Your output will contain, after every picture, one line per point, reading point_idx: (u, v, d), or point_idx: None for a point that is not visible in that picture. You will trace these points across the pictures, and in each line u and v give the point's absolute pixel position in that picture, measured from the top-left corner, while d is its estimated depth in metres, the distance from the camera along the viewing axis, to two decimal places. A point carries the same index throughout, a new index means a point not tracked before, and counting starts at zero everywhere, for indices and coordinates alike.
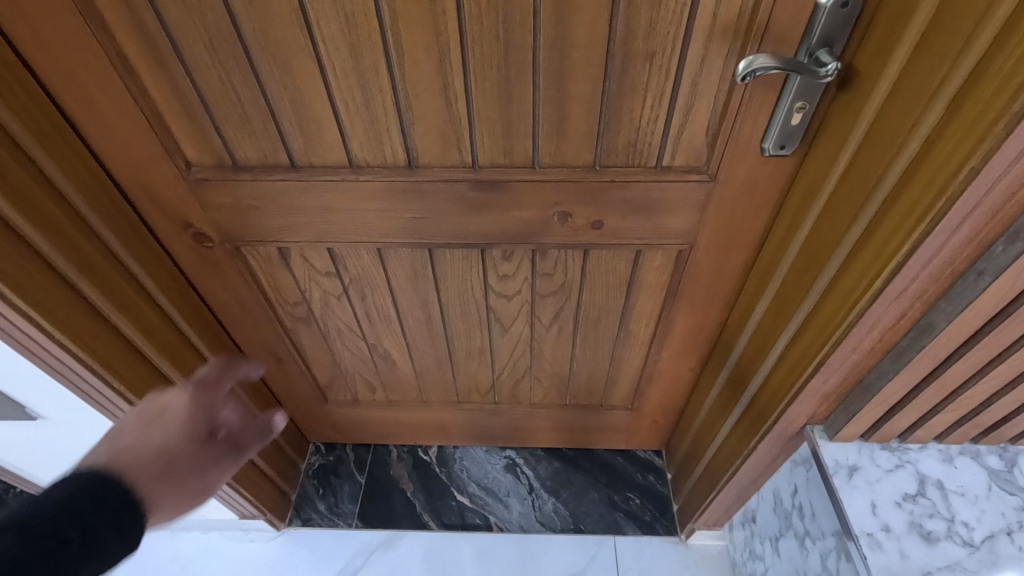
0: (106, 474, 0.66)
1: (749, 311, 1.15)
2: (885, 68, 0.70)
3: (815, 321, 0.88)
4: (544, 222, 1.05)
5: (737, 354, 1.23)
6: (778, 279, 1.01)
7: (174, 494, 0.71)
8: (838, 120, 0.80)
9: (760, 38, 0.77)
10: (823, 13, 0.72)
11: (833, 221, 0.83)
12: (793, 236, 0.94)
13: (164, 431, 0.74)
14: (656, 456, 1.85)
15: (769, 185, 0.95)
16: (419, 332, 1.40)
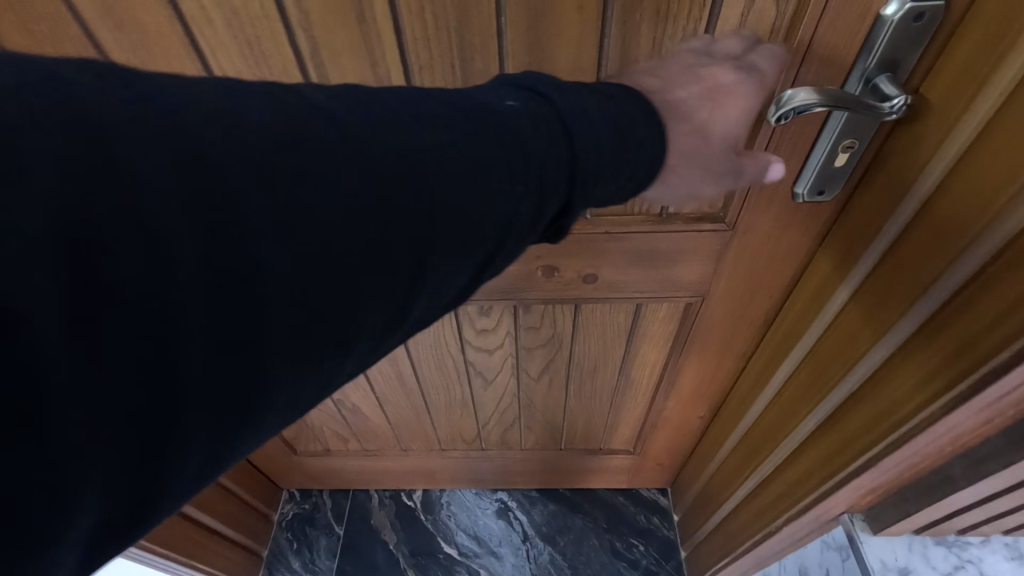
0: (655, 124, 0.50)
1: (772, 367, 0.99)
2: (970, 107, 0.52)
3: (866, 405, 0.72)
4: (526, 276, 0.88)
5: (759, 409, 1.06)
6: (811, 339, 0.85)
7: (687, 185, 0.56)
8: (896, 164, 0.62)
9: (802, 52, 0.58)
10: (888, 30, 0.54)
11: (889, 285, 0.66)
12: (832, 294, 0.77)
13: (724, 110, 0.56)
14: (661, 495, 1.69)
15: (801, 233, 0.78)
16: (389, 386, 1.22)
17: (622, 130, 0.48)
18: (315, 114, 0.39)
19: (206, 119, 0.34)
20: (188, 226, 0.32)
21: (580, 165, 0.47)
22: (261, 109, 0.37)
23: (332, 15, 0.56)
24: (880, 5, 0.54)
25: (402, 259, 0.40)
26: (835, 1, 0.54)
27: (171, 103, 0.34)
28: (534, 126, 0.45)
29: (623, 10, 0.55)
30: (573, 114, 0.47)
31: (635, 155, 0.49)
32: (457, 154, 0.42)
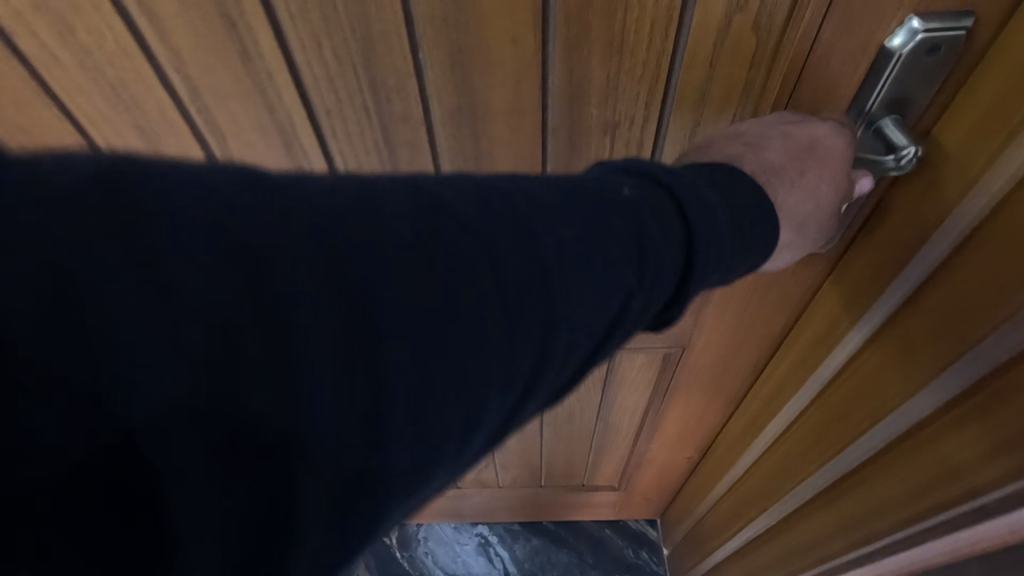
0: (765, 203, 0.41)
1: (760, 422, 0.88)
2: (998, 158, 0.42)
3: (865, 492, 0.62)
4: None
5: (748, 463, 0.96)
6: (800, 403, 0.75)
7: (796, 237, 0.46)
8: (898, 221, 0.51)
9: (789, 87, 0.47)
10: (896, 64, 0.43)
11: (894, 355, 0.55)
12: (822, 359, 0.67)
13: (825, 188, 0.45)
14: (650, 527, 1.60)
15: (792, 288, 0.67)
16: None
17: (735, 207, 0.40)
18: (437, 203, 0.32)
19: (318, 222, 0.28)
20: (304, 316, 0.27)
21: (699, 256, 0.37)
22: (383, 198, 0.31)
23: (206, 51, 0.45)
24: (886, 35, 0.43)
25: (504, 389, 0.32)
26: (829, 29, 0.43)
27: (278, 200, 0.28)
28: (655, 215, 0.36)
29: (566, 42, 0.45)
30: (697, 195, 0.38)
31: (756, 238, 0.40)
32: (577, 251, 0.33)
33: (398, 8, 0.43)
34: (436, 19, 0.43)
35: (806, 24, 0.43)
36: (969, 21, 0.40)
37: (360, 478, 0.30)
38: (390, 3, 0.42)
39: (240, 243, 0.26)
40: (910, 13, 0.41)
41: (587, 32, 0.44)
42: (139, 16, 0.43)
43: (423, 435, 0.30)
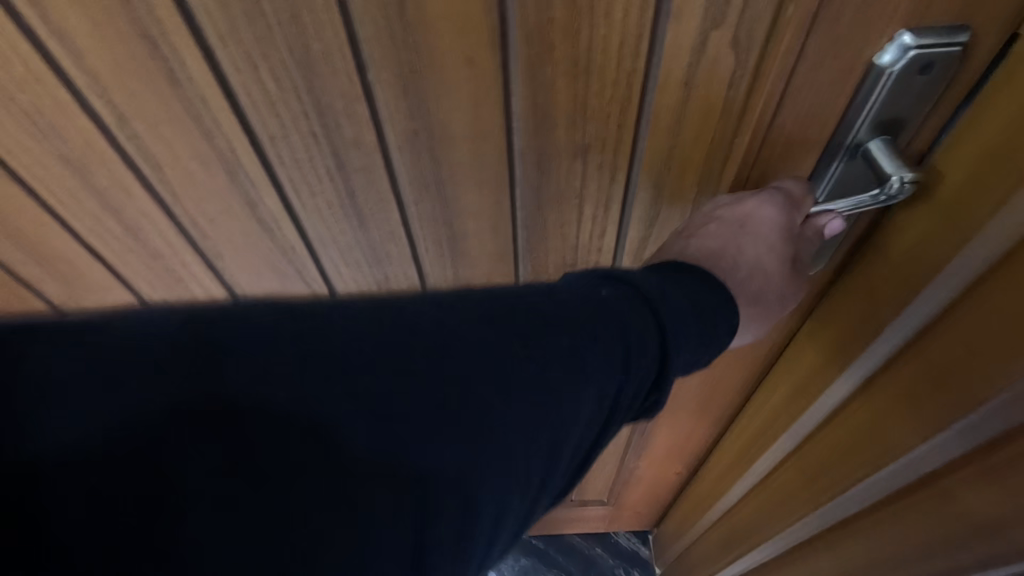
0: (722, 287, 0.45)
1: (753, 449, 0.84)
2: (997, 217, 0.39)
3: (868, 540, 0.59)
4: None
5: (741, 491, 0.91)
6: (791, 440, 0.71)
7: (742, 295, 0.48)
8: (903, 255, 0.47)
9: (771, 110, 0.43)
10: (886, 84, 0.39)
11: (902, 397, 0.50)
12: (814, 399, 0.63)
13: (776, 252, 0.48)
14: (641, 543, 1.55)
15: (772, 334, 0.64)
16: None
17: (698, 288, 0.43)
18: (441, 325, 0.39)
19: (345, 358, 0.36)
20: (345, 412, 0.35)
21: (670, 338, 0.41)
22: (400, 326, 0.38)
23: (131, 76, 0.41)
24: (875, 53, 0.39)
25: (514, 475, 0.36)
26: (814, 47, 0.39)
27: (321, 344, 0.37)
28: (627, 311, 0.40)
29: (528, 63, 0.41)
30: (660, 290, 0.42)
31: (721, 322, 0.43)
32: (565, 343, 0.38)
33: (340, 28, 0.38)
34: (382, 39, 0.39)
35: (788, 42, 0.39)
36: (965, 36, 0.37)
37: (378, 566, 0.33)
38: (331, 22, 0.38)
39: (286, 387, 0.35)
40: (902, 28, 0.38)
41: (550, 51, 0.40)
42: (49, 38, 0.38)
43: (454, 523, 0.35)
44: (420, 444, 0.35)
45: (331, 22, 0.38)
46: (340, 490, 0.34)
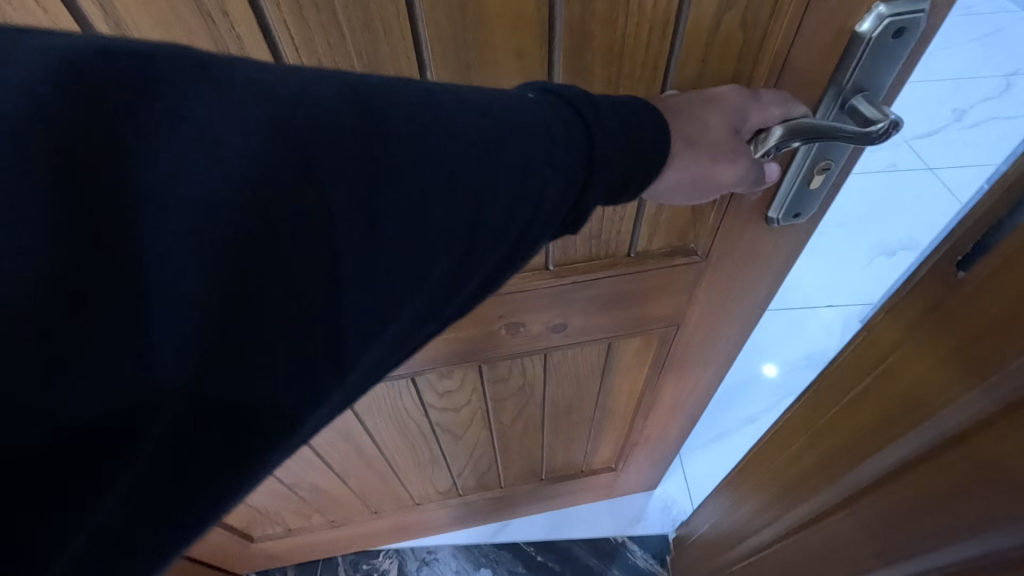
0: (663, 126, 0.46)
1: (768, 508, 0.76)
2: None
3: None
4: (490, 337, 0.78)
5: (754, 544, 0.82)
6: (809, 507, 0.64)
7: (701, 181, 0.50)
8: (1001, 311, 0.38)
9: (775, 74, 0.50)
10: (865, 48, 0.47)
11: (983, 474, 0.40)
12: (856, 460, 0.54)
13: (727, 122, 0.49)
14: (649, 559, 1.46)
15: (770, 248, 0.71)
16: (348, 461, 1.08)
17: (634, 126, 0.44)
18: (375, 107, 0.35)
19: (257, 111, 0.31)
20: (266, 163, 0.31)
21: (596, 162, 0.42)
22: (352, 109, 0.34)
23: None
24: (856, 21, 0.47)
25: (430, 291, 0.38)
26: (811, 20, 0.46)
27: (219, 95, 0.31)
28: (562, 129, 0.41)
29: (570, 52, 0.46)
30: (596, 115, 0.42)
31: (651, 155, 0.45)
32: (492, 145, 0.38)
33: (407, 33, 0.42)
34: (446, 41, 0.44)
35: (789, 15, 0.46)
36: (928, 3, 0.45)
37: (305, 339, 0.34)
38: (400, 29, 0.42)
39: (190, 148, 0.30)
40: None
41: (589, 41, 0.45)
42: None
43: (370, 286, 0.35)
44: (355, 223, 0.33)
45: (399, 27, 0.42)
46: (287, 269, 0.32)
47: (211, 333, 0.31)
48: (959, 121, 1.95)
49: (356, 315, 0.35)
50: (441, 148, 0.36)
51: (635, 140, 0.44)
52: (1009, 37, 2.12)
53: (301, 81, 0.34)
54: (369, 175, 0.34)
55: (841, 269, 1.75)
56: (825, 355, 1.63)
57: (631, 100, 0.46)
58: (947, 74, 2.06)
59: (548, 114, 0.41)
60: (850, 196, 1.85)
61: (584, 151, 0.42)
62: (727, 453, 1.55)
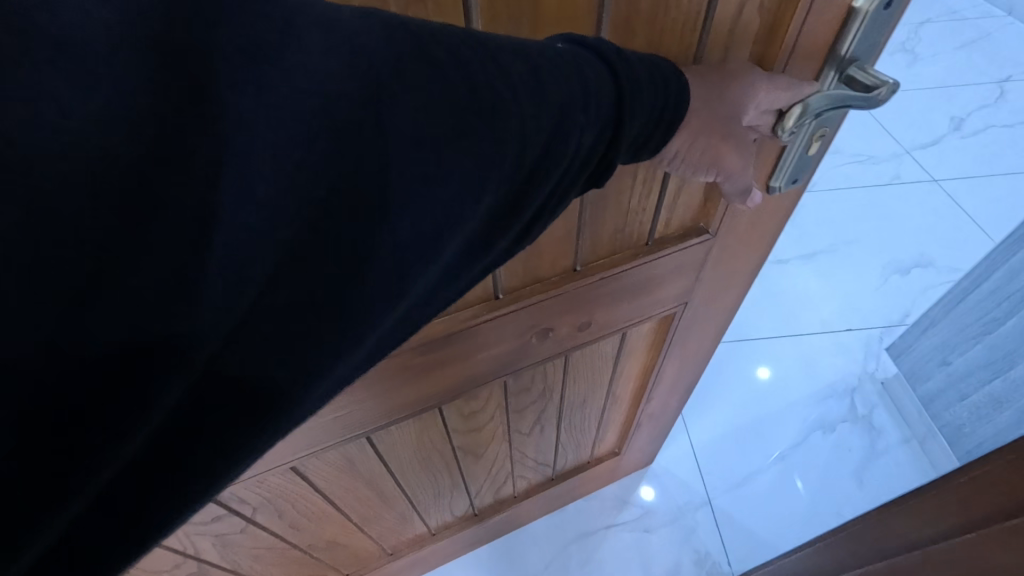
0: (682, 90, 0.43)
1: None
2: None
3: None
4: (521, 348, 0.77)
5: None
6: None
7: (710, 152, 0.49)
8: None
9: (787, 53, 0.52)
10: (863, 19, 0.51)
11: None
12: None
13: (754, 101, 0.50)
14: None
15: (768, 215, 0.76)
16: (369, 508, 1.01)
17: (661, 85, 0.41)
18: (419, 43, 0.33)
19: (303, 61, 0.29)
20: (305, 108, 0.29)
21: (624, 119, 0.39)
22: (418, 69, 0.32)
23: None
24: None
25: (475, 220, 0.36)
26: None
27: (263, 46, 0.28)
28: (592, 79, 0.38)
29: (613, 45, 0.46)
30: (627, 70, 0.39)
31: (672, 101, 0.42)
32: (530, 87, 0.35)
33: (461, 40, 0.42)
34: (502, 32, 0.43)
35: None
36: None
37: (343, 285, 0.33)
38: (450, 13, 0.40)
39: (243, 116, 0.28)
40: None
41: (630, 40, 0.46)
42: None
43: (415, 213, 0.33)
44: (406, 148, 0.32)
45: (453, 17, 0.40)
46: (323, 214, 0.31)
47: (241, 287, 0.30)
48: (959, 130, 2.15)
49: (398, 247, 0.33)
50: (483, 80, 0.34)
51: (658, 99, 0.41)
52: (983, 47, 2.41)
53: (348, 26, 0.31)
54: (419, 138, 0.32)
55: (858, 290, 1.80)
56: (846, 381, 1.64)
57: (657, 62, 0.42)
58: (933, 82, 2.31)
59: (579, 65, 0.37)
60: (859, 205, 1.97)
61: (610, 105, 0.39)
62: (759, 495, 1.49)
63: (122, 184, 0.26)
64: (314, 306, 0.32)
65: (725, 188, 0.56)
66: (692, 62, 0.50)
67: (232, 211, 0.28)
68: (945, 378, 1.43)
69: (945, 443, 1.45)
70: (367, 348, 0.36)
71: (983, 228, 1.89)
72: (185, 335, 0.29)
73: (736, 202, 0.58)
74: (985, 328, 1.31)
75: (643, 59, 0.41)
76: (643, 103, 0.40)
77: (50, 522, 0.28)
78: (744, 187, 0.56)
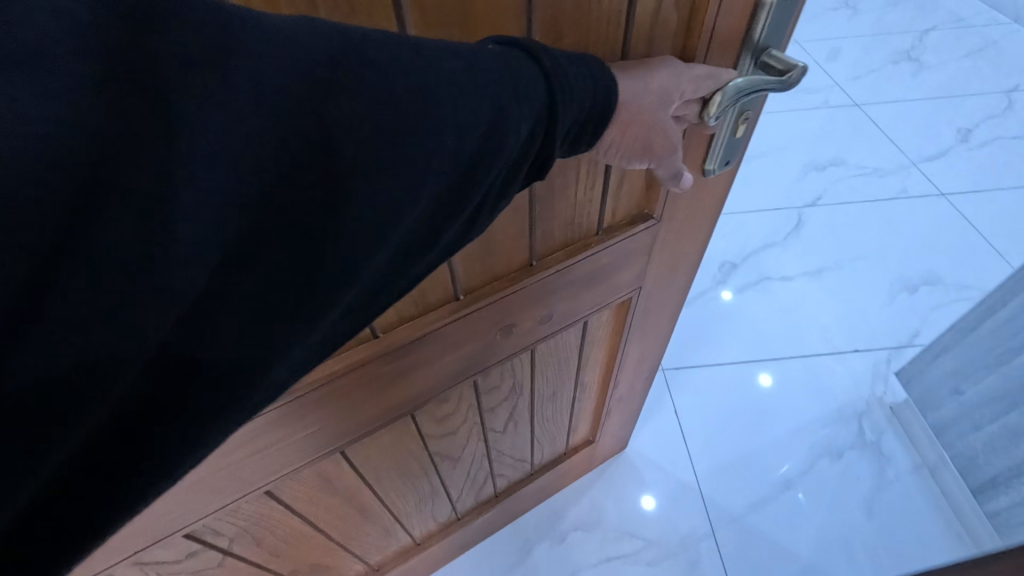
0: (612, 94, 0.45)
1: None
2: None
3: None
4: (487, 347, 0.79)
5: None
6: None
7: (640, 141, 0.53)
8: None
9: (706, 42, 0.56)
10: (770, 8, 0.56)
11: None
12: None
13: (678, 88, 0.53)
14: None
15: (705, 196, 0.81)
16: (350, 525, 1.00)
17: (591, 87, 0.44)
18: (357, 48, 0.34)
19: (241, 68, 0.30)
20: (244, 113, 0.31)
21: (555, 116, 0.42)
22: (356, 72, 0.33)
23: None
24: None
25: (421, 212, 0.37)
26: None
27: (202, 55, 0.30)
28: (524, 79, 0.40)
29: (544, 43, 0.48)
30: (559, 70, 0.42)
31: (601, 101, 0.45)
32: (465, 87, 0.37)
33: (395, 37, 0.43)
34: (437, 32, 0.44)
35: None
36: None
37: (292, 279, 0.35)
38: (384, 13, 0.41)
39: (185, 123, 0.30)
40: None
41: (560, 40, 0.49)
42: None
43: (359, 208, 0.34)
44: (347, 147, 0.33)
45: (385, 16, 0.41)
46: (266, 212, 0.33)
47: (190, 287, 0.32)
48: (967, 141, 2.27)
49: (343, 242, 0.35)
50: (421, 81, 0.35)
51: (587, 100, 0.44)
52: (982, 65, 2.57)
53: (287, 34, 0.32)
54: (361, 135, 0.34)
55: (872, 302, 1.85)
56: (854, 406, 1.65)
57: (589, 64, 0.45)
58: (939, 91, 2.48)
59: (513, 67, 0.39)
60: (866, 219, 2.06)
61: (542, 104, 0.41)
62: (761, 522, 1.48)
63: (69, 190, 0.28)
64: (261, 301, 0.35)
65: (658, 173, 0.59)
66: (618, 55, 0.53)
67: (180, 213, 0.30)
68: (959, 406, 1.43)
69: (956, 472, 1.45)
70: (318, 337, 0.38)
71: (999, 251, 1.94)
72: (139, 327, 0.31)
73: (671, 186, 0.61)
74: (999, 357, 1.30)
75: (575, 60, 0.44)
76: (573, 102, 0.43)
77: (19, 493, 0.31)
78: (675, 172, 0.59)
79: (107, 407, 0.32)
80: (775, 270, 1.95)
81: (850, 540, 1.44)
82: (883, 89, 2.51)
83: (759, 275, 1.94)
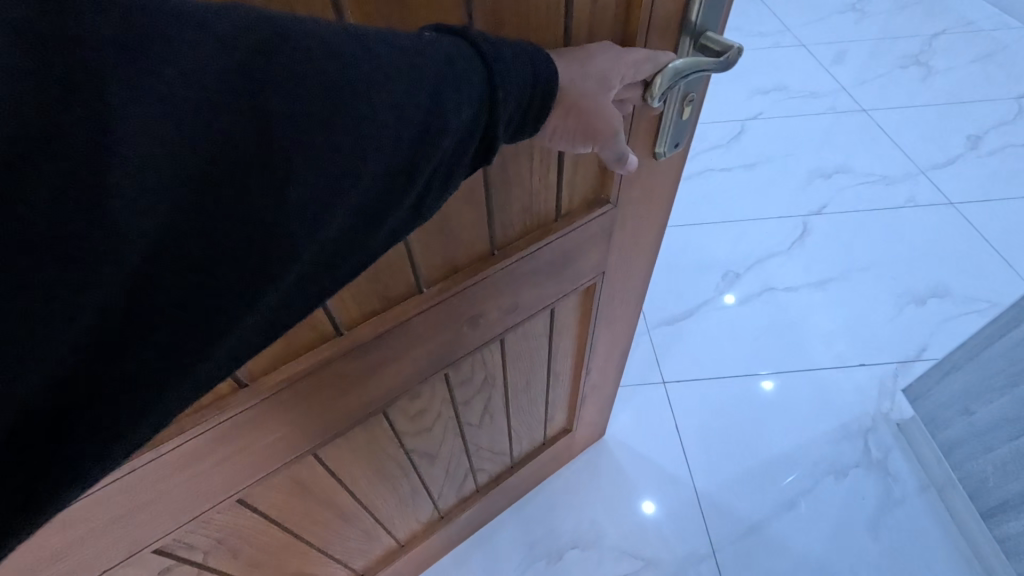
0: (553, 83, 0.46)
1: None
2: None
3: None
4: (454, 340, 0.79)
5: None
6: None
7: (583, 126, 0.54)
8: None
9: (645, 26, 0.58)
10: None
11: None
12: None
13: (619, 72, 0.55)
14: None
15: (660, 179, 0.83)
16: (330, 531, 0.99)
17: (531, 76, 0.45)
18: (290, 35, 0.34)
19: (166, 56, 0.30)
20: (172, 100, 0.31)
21: (495, 104, 0.42)
22: (289, 61, 0.34)
23: None
24: None
25: (362, 196, 0.38)
26: None
27: (125, 42, 0.30)
28: (461, 65, 0.41)
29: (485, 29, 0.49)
30: (498, 57, 0.43)
31: (541, 89, 0.46)
32: (402, 74, 0.38)
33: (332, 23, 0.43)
34: (375, 18, 0.44)
35: None
36: None
37: (230, 265, 0.35)
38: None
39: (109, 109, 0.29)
40: None
41: (502, 28, 0.50)
42: None
43: (297, 193, 0.35)
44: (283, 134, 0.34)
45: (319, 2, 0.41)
46: (200, 198, 0.33)
47: (123, 276, 0.31)
48: (975, 150, 2.36)
49: (282, 226, 0.35)
50: (356, 69, 0.36)
51: (527, 88, 0.45)
52: (983, 75, 2.66)
53: (215, 23, 0.32)
54: (296, 121, 0.34)
55: (887, 313, 1.91)
56: (860, 424, 1.68)
57: (531, 54, 0.45)
58: (942, 100, 2.57)
59: (450, 55, 0.40)
60: (868, 228, 2.14)
61: (481, 91, 0.42)
62: (762, 543, 1.51)
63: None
64: (199, 287, 0.35)
65: (603, 156, 0.59)
66: (560, 41, 0.54)
67: (108, 202, 0.30)
68: (967, 427, 1.43)
69: (965, 496, 1.46)
70: (259, 318, 0.39)
71: (1008, 260, 2.01)
72: (69, 319, 0.30)
73: (618, 169, 0.61)
74: (1006, 381, 1.31)
75: (516, 50, 0.45)
76: (512, 89, 0.44)
77: None
78: (618, 155, 0.59)
79: (37, 405, 0.31)
80: (778, 280, 2.01)
81: (856, 564, 1.47)
82: (888, 96, 2.60)
83: (763, 284, 2.00)
